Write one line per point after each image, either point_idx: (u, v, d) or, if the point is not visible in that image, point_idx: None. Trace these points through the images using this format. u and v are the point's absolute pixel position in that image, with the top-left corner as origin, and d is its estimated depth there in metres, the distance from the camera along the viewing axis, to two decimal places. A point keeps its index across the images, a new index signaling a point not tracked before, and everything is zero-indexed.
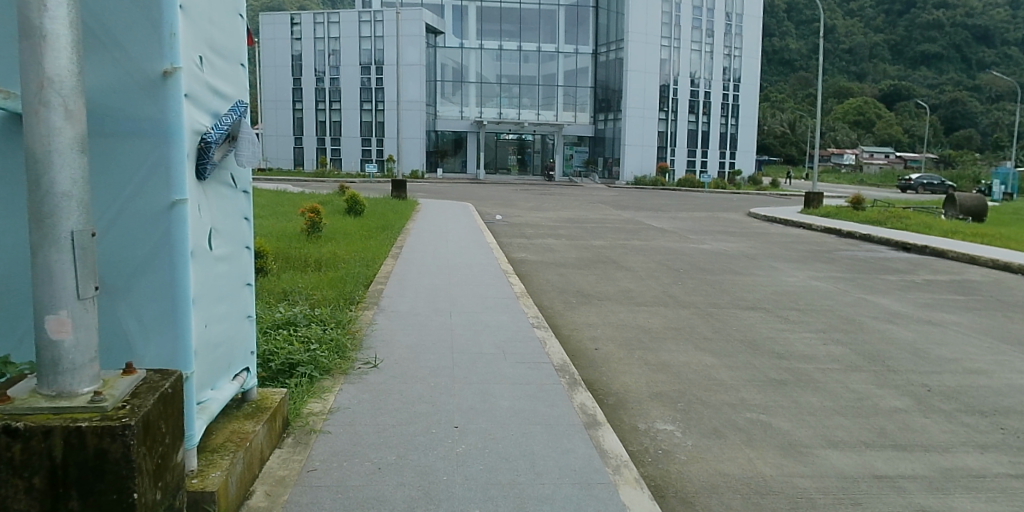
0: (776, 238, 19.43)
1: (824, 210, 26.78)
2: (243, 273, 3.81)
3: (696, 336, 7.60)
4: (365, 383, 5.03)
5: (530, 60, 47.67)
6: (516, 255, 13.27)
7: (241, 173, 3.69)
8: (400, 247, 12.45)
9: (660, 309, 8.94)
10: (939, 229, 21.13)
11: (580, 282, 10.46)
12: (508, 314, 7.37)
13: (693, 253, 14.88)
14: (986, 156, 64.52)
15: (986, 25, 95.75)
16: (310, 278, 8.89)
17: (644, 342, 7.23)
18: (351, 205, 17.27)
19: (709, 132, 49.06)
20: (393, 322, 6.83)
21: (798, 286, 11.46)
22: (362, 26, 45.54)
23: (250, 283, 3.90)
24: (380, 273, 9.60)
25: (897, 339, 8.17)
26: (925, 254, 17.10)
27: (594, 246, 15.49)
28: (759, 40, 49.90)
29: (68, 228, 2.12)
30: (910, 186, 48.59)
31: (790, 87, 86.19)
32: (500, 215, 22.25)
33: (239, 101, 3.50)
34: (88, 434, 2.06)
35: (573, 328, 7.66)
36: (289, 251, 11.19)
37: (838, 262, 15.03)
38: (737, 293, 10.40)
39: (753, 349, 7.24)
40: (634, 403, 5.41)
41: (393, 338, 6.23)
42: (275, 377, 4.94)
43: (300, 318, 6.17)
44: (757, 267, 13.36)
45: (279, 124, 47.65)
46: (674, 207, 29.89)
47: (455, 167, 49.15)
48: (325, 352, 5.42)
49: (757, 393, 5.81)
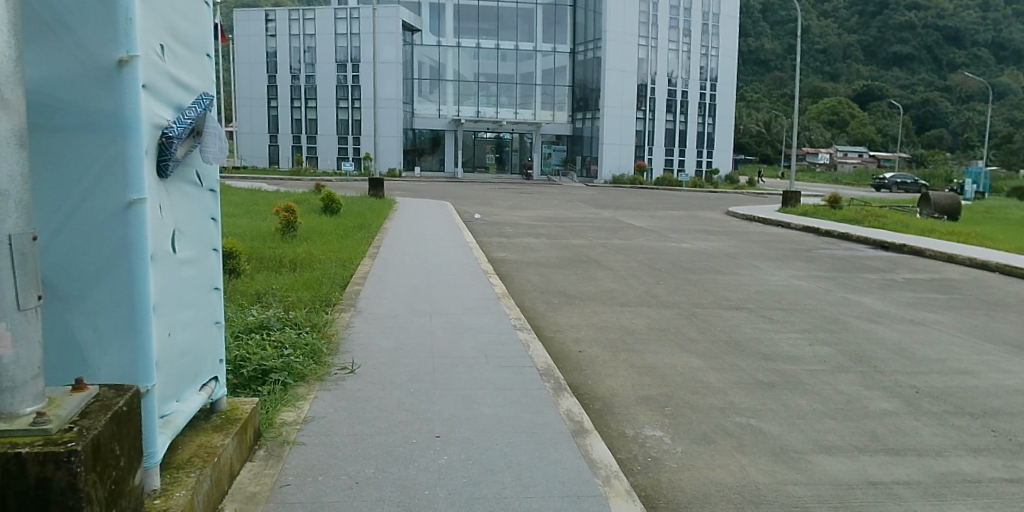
0: (755, 237, 19.44)
1: (801, 208, 26.94)
2: (211, 277, 3.59)
3: (681, 337, 7.48)
4: (342, 390, 4.82)
5: (508, 58, 47.52)
6: (496, 254, 13.07)
7: (209, 170, 3.48)
8: (378, 247, 12.18)
9: (644, 309, 8.81)
10: (916, 228, 21.30)
11: (562, 282, 10.32)
12: (489, 316, 7.19)
13: (674, 252, 14.82)
14: (957, 156, 65.59)
15: (956, 27, 97.35)
16: (284, 278, 8.62)
17: (628, 344, 7.08)
18: (326, 204, 16.92)
19: (686, 131, 49.26)
20: (371, 324, 6.62)
21: (780, 285, 11.42)
22: (338, 24, 45.10)
23: (218, 287, 3.68)
24: (356, 274, 9.35)
25: (882, 339, 8.12)
26: (903, 253, 17.21)
27: (574, 244, 15.36)
28: (735, 40, 50.14)
29: (7, 231, 1.90)
30: (884, 185, 49.20)
31: (765, 87, 86.92)
32: (479, 214, 22.05)
33: (205, 94, 3.28)
34: (28, 461, 1.85)
35: (555, 329, 7.50)
36: (263, 251, 10.89)
37: (819, 260, 15.07)
38: (720, 293, 10.32)
39: (738, 350, 7.14)
40: (621, 408, 5.27)
41: (370, 341, 6.01)
42: (246, 385, 4.72)
43: (274, 321, 5.92)
44: (738, 266, 13.31)
45: (253, 122, 46.93)
46: (653, 206, 29.90)
47: (432, 165, 48.75)
48: (300, 357, 5.19)
49: (746, 397, 5.71)
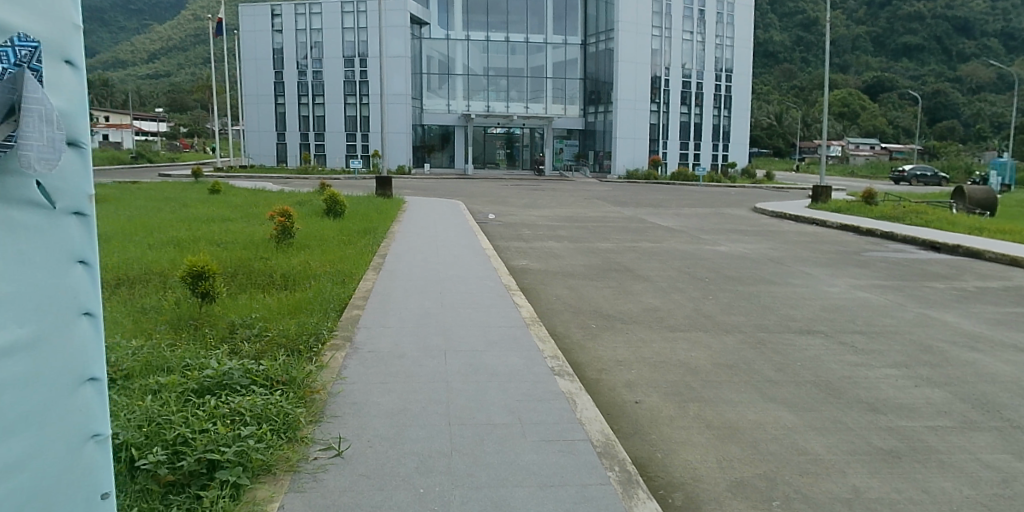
0: (793, 237, 17.85)
1: (833, 204, 25.40)
2: (98, 364, 2.13)
3: (758, 378, 5.96)
4: (321, 490, 3.36)
5: (518, 51, 45.72)
6: (517, 262, 11.58)
7: (84, 161, 2.03)
8: (383, 257, 10.76)
9: (700, 336, 7.29)
10: (964, 226, 19.65)
11: (597, 299, 8.82)
12: (519, 354, 5.69)
13: (713, 257, 13.29)
14: (971, 148, 63.71)
15: (967, 17, 95.02)
16: (270, 302, 7.19)
17: (695, 390, 5.57)
18: (330, 205, 15.50)
19: (702, 124, 47.69)
20: (368, 370, 5.13)
21: (844, 299, 9.86)
22: (344, 17, 43.58)
23: (96, 376, 2.10)
24: (357, 294, 7.88)
25: (997, 375, 6.57)
26: (958, 255, 15.59)
27: (601, 249, 13.86)
28: (751, 29, 48.68)
29: None
30: (903, 178, 47.41)
31: (776, 79, 85.10)
32: (492, 213, 20.60)
33: (31, 36, 1.76)
34: None
35: (601, 368, 5.98)
36: (253, 264, 9.47)
37: (873, 265, 13.54)
38: (781, 310, 8.79)
39: (835, 399, 5.64)
40: (709, 504, 3.78)
41: (365, 399, 4.52)
42: (177, 488, 3.24)
43: (240, 377, 4.40)
44: (789, 274, 11.74)
45: (260, 119, 45.55)
46: (675, 203, 28.29)
47: (442, 162, 47.13)
48: (265, 438, 3.68)
49: (871, 478, 4.25)
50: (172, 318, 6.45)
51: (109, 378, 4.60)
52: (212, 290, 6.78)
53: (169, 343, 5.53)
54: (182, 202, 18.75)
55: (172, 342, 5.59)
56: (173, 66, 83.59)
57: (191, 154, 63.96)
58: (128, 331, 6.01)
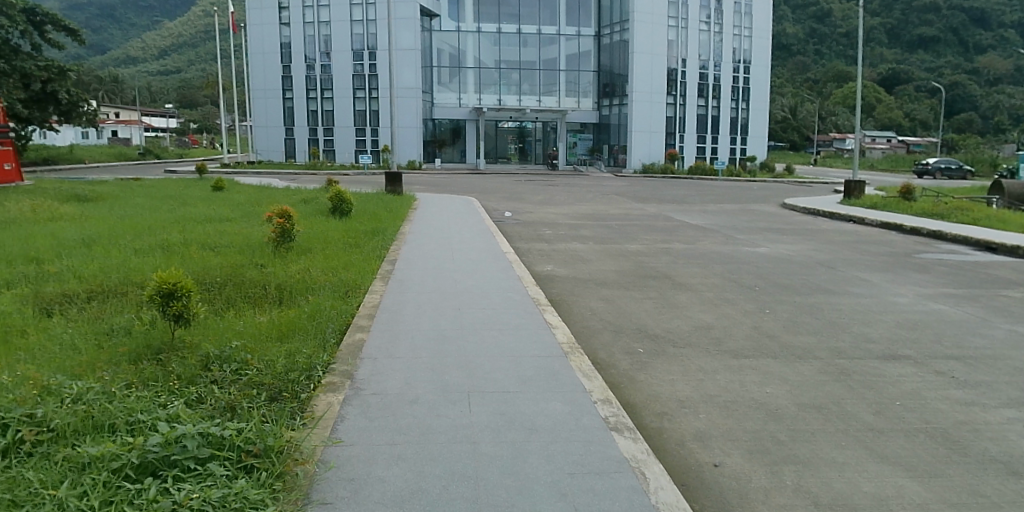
0: (834, 236, 16.55)
1: (867, 201, 23.99)
2: None
3: (858, 427, 4.80)
4: None
5: (530, 43, 44.59)
6: (541, 268, 10.41)
7: None
8: (393, 263, 9.65)
9: (771, 364, 6.10)
10: (1014, 224, 18.23)
11: (639, 314, 7.67)
12: (562, 397, 4.54)
13: (757, 261, 12.08)
14: (989, 140, 61.72)
15: (982, 8, 92.59)
16: (258, 326, 6.04)
17: (785, 444, 4.41)
18: (336, 204, 14.41)
19: (719, 116, 46.27)
20: (371, 426, 3.97)
21: (919, 312, 8.63)
22: (353, 9, 42.42)
23: None
24: (362, 312, 6.73)
25: None
26: (1018, 256, 14.25)
27: (630, 251, 12.69)
28: (770, 19, 47.10)
29: None
30: (927, 172, 45.67)
31: (789, 72, 83.36)
32: (508, 210, 19.47)
33: None
34: None
35: (662, 412, 4.82)
36: (243, 274, 8.35)
37: (932, 269, 12.28)
38: (853, 328, 7.59)
39: (961, 455, 4.45)
40: None
41: (368, 474, 3.39)
42: None
43: (197, 449, 3.24)
44: (845, 281, 10.53)
45: (268, 114, 44.51)
46: (698, 199, 26.93)
47: (453, 156, 45.97)
48: None
49: None
50: (134, 351, 5.31)
51: (30, 444, 3.49)
52: (188, 312, 5.60)
53: (124, 386, 4.39)
54: (182, 200, 17.78)
55: (129, 385, 4.46)
56: (184, 61, 83.26)
57: (202, 150, 63.28)
58: (78, 368, 4.86)
